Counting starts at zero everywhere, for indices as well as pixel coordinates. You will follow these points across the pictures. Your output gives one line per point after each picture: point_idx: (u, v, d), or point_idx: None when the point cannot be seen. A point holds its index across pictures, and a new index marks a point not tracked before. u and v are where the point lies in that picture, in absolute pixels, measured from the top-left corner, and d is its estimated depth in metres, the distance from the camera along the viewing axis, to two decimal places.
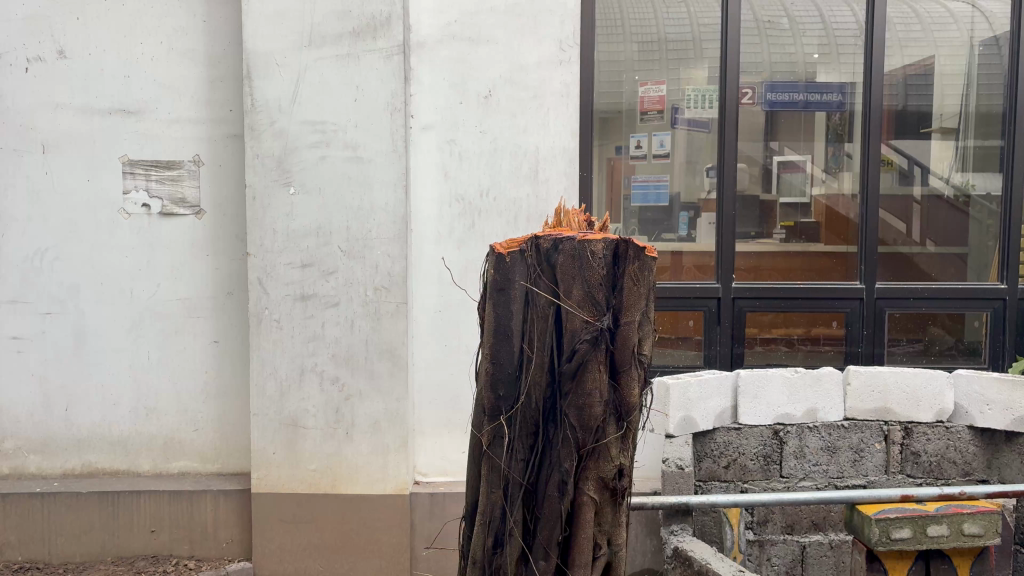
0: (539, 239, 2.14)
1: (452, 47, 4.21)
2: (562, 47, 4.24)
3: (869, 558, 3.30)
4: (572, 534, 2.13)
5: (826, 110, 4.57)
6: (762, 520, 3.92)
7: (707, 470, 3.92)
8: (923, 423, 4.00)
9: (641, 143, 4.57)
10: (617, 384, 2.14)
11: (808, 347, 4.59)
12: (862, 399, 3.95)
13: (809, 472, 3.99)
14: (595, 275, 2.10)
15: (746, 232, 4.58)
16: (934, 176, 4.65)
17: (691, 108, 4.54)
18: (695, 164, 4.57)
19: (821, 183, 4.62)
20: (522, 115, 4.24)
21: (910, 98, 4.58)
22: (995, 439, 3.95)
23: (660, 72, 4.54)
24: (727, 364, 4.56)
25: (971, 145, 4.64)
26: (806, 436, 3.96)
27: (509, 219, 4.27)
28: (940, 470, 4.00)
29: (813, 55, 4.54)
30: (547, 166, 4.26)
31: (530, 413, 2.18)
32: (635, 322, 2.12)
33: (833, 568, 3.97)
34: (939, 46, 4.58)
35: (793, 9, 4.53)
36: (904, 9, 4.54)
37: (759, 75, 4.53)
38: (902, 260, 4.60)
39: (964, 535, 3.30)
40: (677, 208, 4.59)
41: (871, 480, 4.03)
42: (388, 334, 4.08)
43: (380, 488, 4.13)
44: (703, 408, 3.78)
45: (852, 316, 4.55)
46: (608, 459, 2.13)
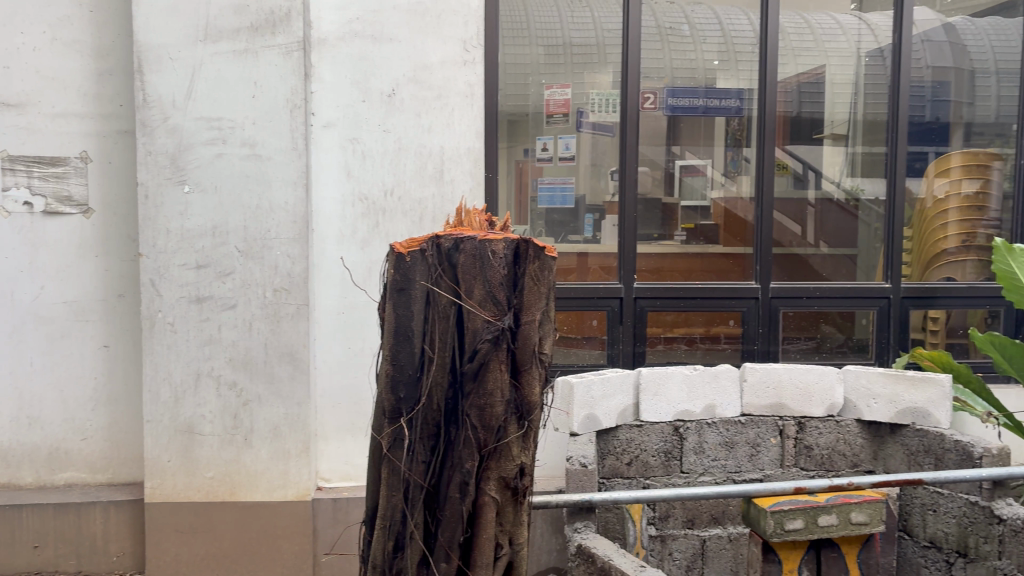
0: (440, 239, 2.14)
1: (354, 44, 4.15)
2: (466, 47, 4.24)
3: (765, 549, 3.42)
4: (474, 535, 2.13)
5: (725, 115, 4.70)
6: (664, 515, 4.01)
7: (611, 467, 3.96)
8: (815, 418, 4.16)
9: (547, 145, 4.60)
10: (519, 383, 2.15)
11: (707, 345, 4.72)
12: (758, 395, 4.10)
13: (708, 467, 4.11)
14: (496, 275, 2.10)
15: (650, 233, 4.68)
16: (826, 180, 4.83)
17: (595, 112, 4.60)
18: (601, 167, 4.62)
19: (720, 186, 4.74)
20: (426, 114, 4.21)
21: (804, 105, 4.77)
22: (881, 431, 4.10)
23: (565, 76, 4.58)
24: (629, 363, 4.64)
25: (860, 151, 4.83)
26: (705, 432, 4.07)
27: (414, 219, 4.23)
28: (831, 462, 4.17)
29: (712, 61, 4.66)
30: (452, 166, 4.25)
31: (431, 414, 2.15)
32: (535, 322, 2.13)
33: (732, 561, 4.08)
34: (830, 55, 4.77)
35: (693, 16, 4.66)
36: (797, 20, 4.72)
37: (661, 80, 4.63)
38: (796, 261, 4.78)
39: (852, 524, 3.44)
40: (582, 210, 4.64)
41: (768, 474, 4.17)
42: (289, 336, 3.99)
43: (281, 495, 4.03)
44: (605, 407, 3.83)
45: (748, 315, 4.70)
46: (510, 458, 2.13)
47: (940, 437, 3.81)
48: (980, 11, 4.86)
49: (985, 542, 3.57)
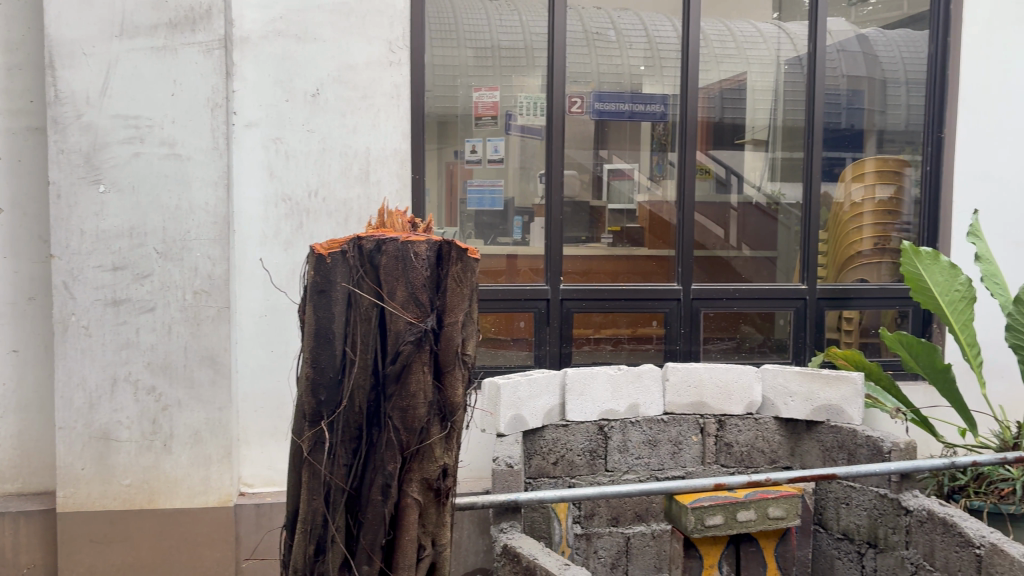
0: (361, 239, 2.12)
1: (278, 43, 4.10)
2: (392, 48, 4.22)
3: (686, 545, 3.49)
4: (396, 537, 2.13)
5: (650, 120, 4.79)
6: (589, 513, 4.06)
7: (537, 467, 4.00)
8: (735, 416, 4.27)
9: (476, 148, 4.60)
10: (442, 384, 2.16)
11: (632, 345, 4.81)
12: (679, 394, 4.19)
13: (632, 465, 4.18)
14: (419, 276, 2.10)
15: (578, 236, 4.73)
16: (748, 185, 4.96)
17: (523, 115, 4.63)
18: (529, 170, 4.66)
19: (646, 190, 4.82)
20: (351, 114, 4.18)
21: (726, 111, 4.90)
22: (798, 428, 4.23)
23: (493, 78, 4.59)
24: (556, 364, 4.69)
25: (780, 156, 4.97)
26: (629, 431, 4.14)
27: (339, 220, 4.20)
28: (750, 459, 4.29)
29: (638, 66, 4.75)
30: (378, 167, 4.23)
31: (353, 416, 2.14)
32: (458, 323, 2.14)
33: (655, 558, 4.17)
34: (751, 63, 4.91)
35: (619, 22, 4.74)
36: (720, 28, 4.84)
37: (587, 85, 4.69)
38: (717, 262, 4.90)
39: (769, 518, 3.53)
40: (511, 213, 4.68)
41: (690, 471, 4.26)
42: (210, 340, 3.91)
43: (202, 501, 3.95)
44: (532, 407, 3.87)
45: (671, 316, 4.80)
46: (432, 459, 2.14)
47: (852, 433, 3.95)
48: (892, 23, 5.03)
49: (894, 533, 3.71)
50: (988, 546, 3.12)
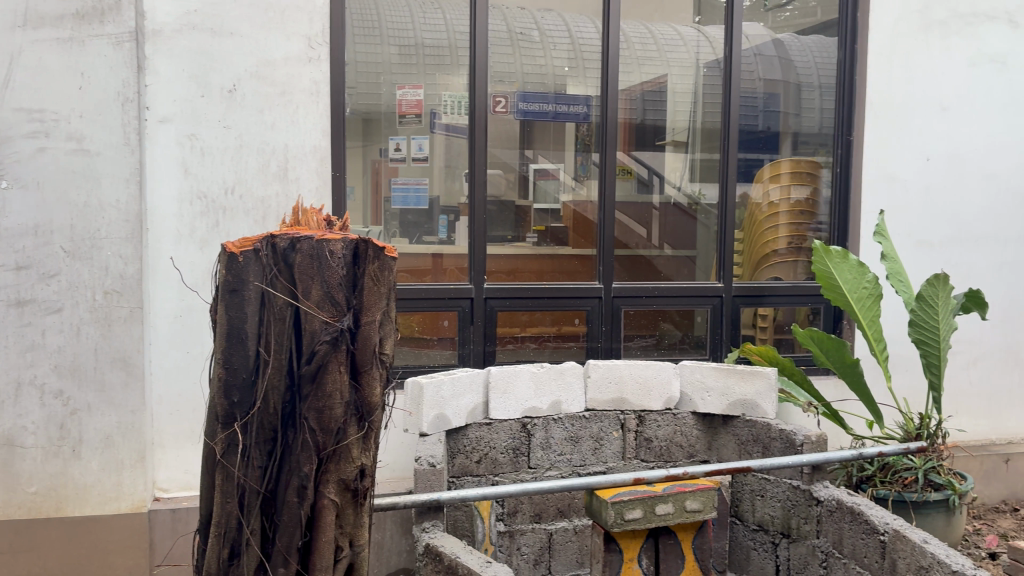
0: (274, 238, 2.09)
1: (192, 37, 3.99)
2: (311, 44, 4.17)
3: (606, 539, 3.56)
4: (313, 539, 2.10)
5: (574, 120, 4.84)
6: (512, 511, 4.08)
7: (460, 466, 4.00)
8: (654, 411, 4.34)
9: (400, 145, 4.57)
10: (359, 384, 2.14)
11: (555, 343, 4.86)
12: (600, 390, 4.25)
13: (554, 462, 4.21)
14: (334, 275, 2.07)
15: (503, 235, 4.75)
16: (669, 185, 5.05)
17: (447, 114, 4.61)
18: (455, 169, 4.64)
19: (570, 190, 4.87)
20: (269, 110, 4.12)
21: (648, 113, 4.98)
22: (714, 422, 4.33)
23: (418, 77, 4.57)
24: (479, 362, 4.70)
25: (698, 157, 5.08)
26: (551, 428, 4.18)
27: (256, 218, 4.13)
28: (669, 453, 4.37)
29: (562, 67, 4.79)
30: (297, 165, 4.18)
31: (267, 417, 2.10)
32: (375, 323, 2.12)
33: (577, 553, 4.22)
34: (671, 66, 5.00)
35: (543, 22, 4.77)
36: (642, 31, 4.91)
37: (512, 85, 4.71)
38: (639, 261, 4.97)
39: (686, 511, 3.60)
40: (436, 212, 4.65)
41: (610, 466, 4.32)
42: (121, 341, 3.80)
43: (114, 508, 3.84)
44: (455, 406, 3.87)
45: (593, 314, 4.86)
46: (349, 460, 2.12)
47: (766, 426, 4.07)
48: (805, 30, 5.19)
49: (806, 522, 3.84)
50: (892, 532, 3.26)
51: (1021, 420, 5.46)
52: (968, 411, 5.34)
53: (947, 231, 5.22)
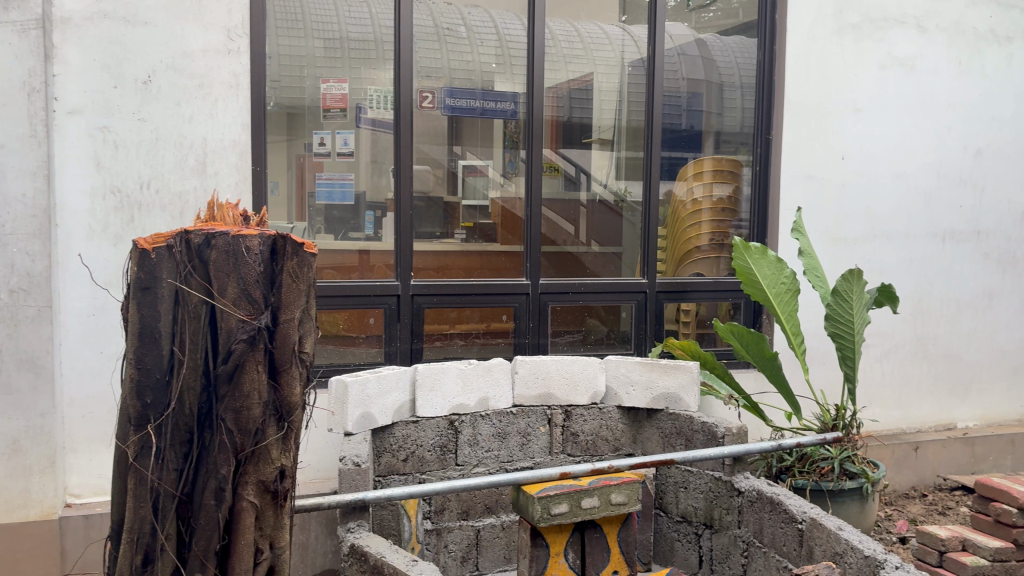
0: (188, 234, 2.02)
1: (104, 26, 3.85)
2: (230, 36, 4.09)
3: (533, 534, 3.57)
4: (231, 542, 2.05)
5: (501, 117, 4.84)
6: (439, 508, 4.08)
7: (387, 465, 3.97)
8: (581, 406, 4.38)
9: (324, 140, 4.48)
10: (278, 383, 2.09)
11: (482, 340, 4.85)
12: (527, 386, 4.26)
13: (482, 458, 4.21)
14: (251, 272, 2.02)
15: (432, 231, 4.72)
16: (596, 182, 5.09)
17: (373, 108, 4.55)
18: (381, 165, 4.58)
19: (499, 186, 4.86)
20: (187, 103, 4.03)
21: (574, 110, 5.01)
22: (639, 416, 4.40)
23: (343, 70, 4.48)
24: (406, 360, 4.67)
25: (624, 155, 5.12)
26: (479, 424, 4.17)
27: (173, 213, 4.04)
28: (595, 447, 4.42)
29: (489, 64, 4.78)
30: (216, 160, 4.11)
31: (183, 419, 2.03)
32: (294, 321, 2.08)
33: (505, 548, 4.23)
34: (597, 64, 5.02)
35: (469, 18, 4.75)
36: (568, 28, 4.94)
37: (439, 81, 4.68)
38: (566, 258, 5.01)
39: (611, 504, 3.64)
40: (363, 207, 4.58)
41: (538, 462, 4.34)
42: (28, 341, 3.66)
43: (22, 515, 3.68)
44: (381, 404, 3.83)
45: (520, 310, 4.87)
46: (269, 460, 2.08)
47: (689, 419, 4.16)
48: (728, 30, 5.27)
49: (727, 513, 3.92)
50: (809, 521, 3.35)
51: (929, 409, 5.69)
52: (880, 401, 5.54)
53: (860, 227, 5.41)
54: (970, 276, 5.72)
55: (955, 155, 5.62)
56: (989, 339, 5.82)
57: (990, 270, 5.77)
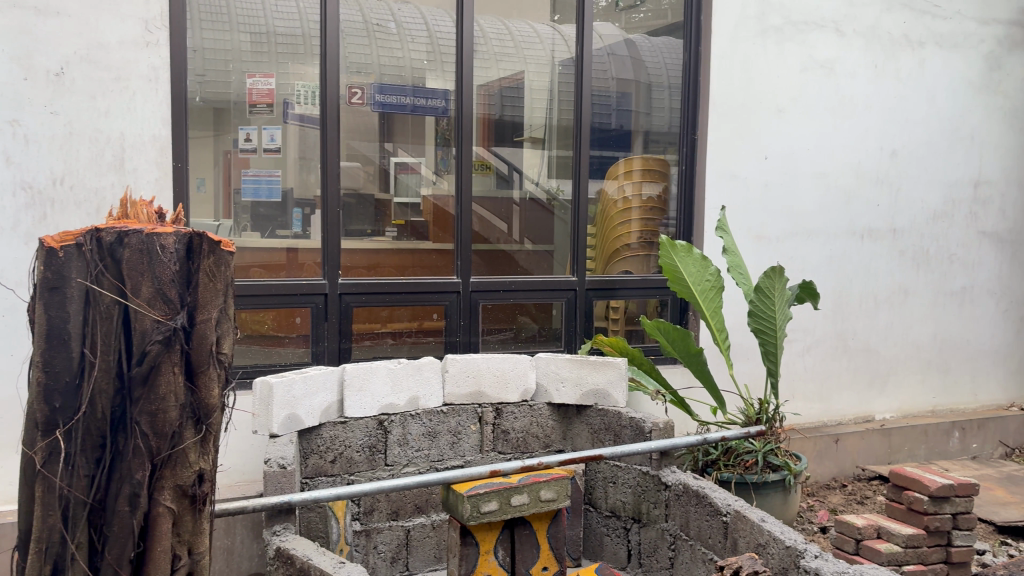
0: (99, 231, 1.95)
1: (13, 15, 3.74)
2: (148, 28, 4.00)
3: (463, 533, 3.56)
4: (147, 549, 2.00)
5: (433, 114, 4.80)
6: (368, 509, 4.05)
7: (314, 467, 3.92)
8: (511, 404, 4.39)
9: (251, 136, 4.38)
10: (196, 386, 2.04)
11: (412, 339, 4.82)
12: (458, 384, 4.24)
13: (412, 458, 4.18)
14: (165, 271, 1.96)
15: (362, 229, 4.67)
16: (528, 181, 5.09)
17: (300, 104, 4.46)
18: (309, 161, 4.50)
19: (431, 184, 4.83)
20: (102, 96, 3.94)
21: (506, 108, 4.99)
22: (568, 412, 4.46)
23: (269, 65, 4.38)
24: (334, 360, 4.61)
25: (555, 154, 5.13)
26: (408, 424, 4.15)
27: (89, 211, 3.95)
28: (525, 444, 4.44)
29: (420, 60, 4.73)
30: (134, 155, 4.02)
31: (95, 423, 1.96)
32: (212, 321, 2.03)
33: (435, 548, 4.21)
34: (528, 62, 5.02)
35: (399, 15, 4.69)
36: (499, 26, 4.93)
37: (368, 76, 4.62)
38: (499, 256, 5.01)
39: (541, 501, 3.66)
40: (290, 205, 4.50)
41: (468, 460, 4.33)
42: None
43: None
44: (308, 405, 3.78)
45: (451, 308, 4.85)
46: (186, 464, 2.02)
47: (617, 415, 4.23)
48: (657, 31, 5.29)
49: (655, 507, 3.99)
50: (733, 513, 3.42)
51: (849, 402, 5.87)
52: (803, 395, 5.69)
53: (783, 226, 5.55)
54: (886, 273, 5.92)
55: (872, 156, 5.80)
56: (905, 334, 6.04)
57: (906, 267, 5.99)
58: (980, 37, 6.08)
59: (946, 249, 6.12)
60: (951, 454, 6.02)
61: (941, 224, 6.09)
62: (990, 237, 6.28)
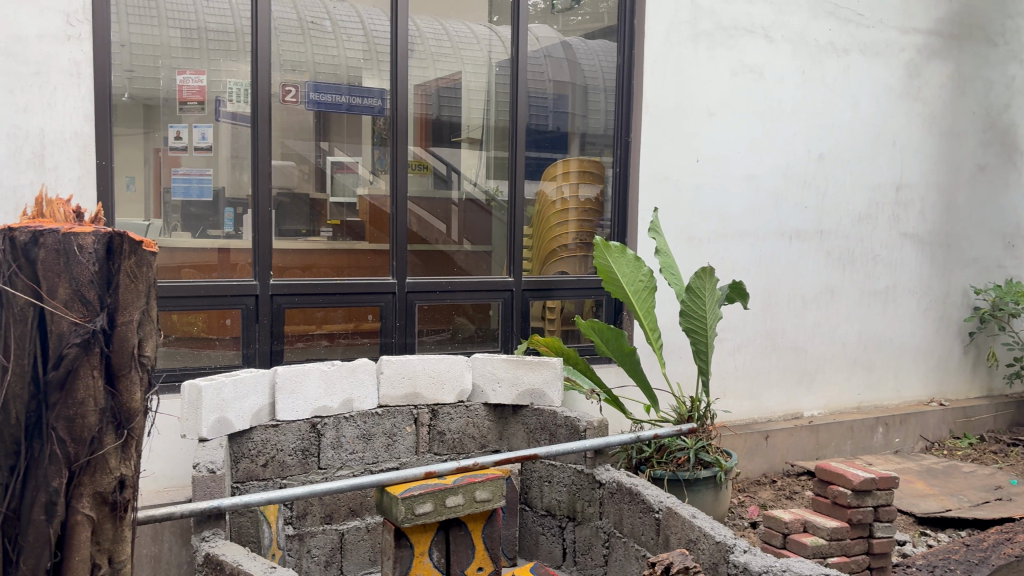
0: (13, 230, 1.87)
1: None
2: (70, 21, 3.89)
3: (397, 535, 3.55)
4: (64, 559, 1.94)
5: (369, 114, 4.75)
6: (301, 513, 3.98)
7: (245, 471, 3.86)
8: (447, 405, 4.38)
9: (180, 134, 4.29)
10: (116, 390, 1.98)
11: (346, 340, 4.77)
12: (393, 386, 4.21)
13: (346, 461, 4.14)
14: (84, 272, 1.90)
15: (296, 229, 4.61)
16: (467, 181, 5.08)
17: (232, 101, 4.38)
18: (241, 160, 4.43)
19: (367, 184, 4.78)
20: (21, 92, 3.82)
21: (443, 109, 4.97)
22: (505, 413, 4.47)
23: (200, 62, 4.29)
24: (266, 362, 4.53)
25: (493, 155, 5.13)
26: (342, 426, 4.11)
27: (6, 210, 3.83)
28: (461, 445, 4.43)
29: (356, 59, 4.68)
30: (55, 152, 3.91)
31: (7, 429, 1.89)
32: (133, 323, 1.98)
33: (370, 551, 4.18)
34: (465, 63, 5.01)
35: (335, 13, 4.64)
36: (436, 26, 4.90)
37: (302, 75, 4.55)
38: (437, 256, 4.99)
39: (476, 502, 3.65)
40: (222, 204, 4.41)
41: (403, 462, 4.31)
42: None
43: None
44: (238, 409, 3.72)
45: (386, 309, 4.82)
46: (107, 471, 1.96)
47: (553, 414, 4.27)
48: (594, 34, 5.33)
49: (589, 505, 4.02)
50: (665, 510, 3.48)
51: (778, 399, 6.01)
52: (734, 393, 5.81)
53: (715, 227, 5.66)
54: (814, 273, 6.08)
55: (800, 159, 5.95)
56: (831, 333, 6.21)
57: (832, 267, 6.16)
58: (901, 45, 6.29)
59: (870, 250, 6.32)
60: (875, 449, 6.21)
61: (866, 226, 6.28)
62: (912, 238, 6.51)
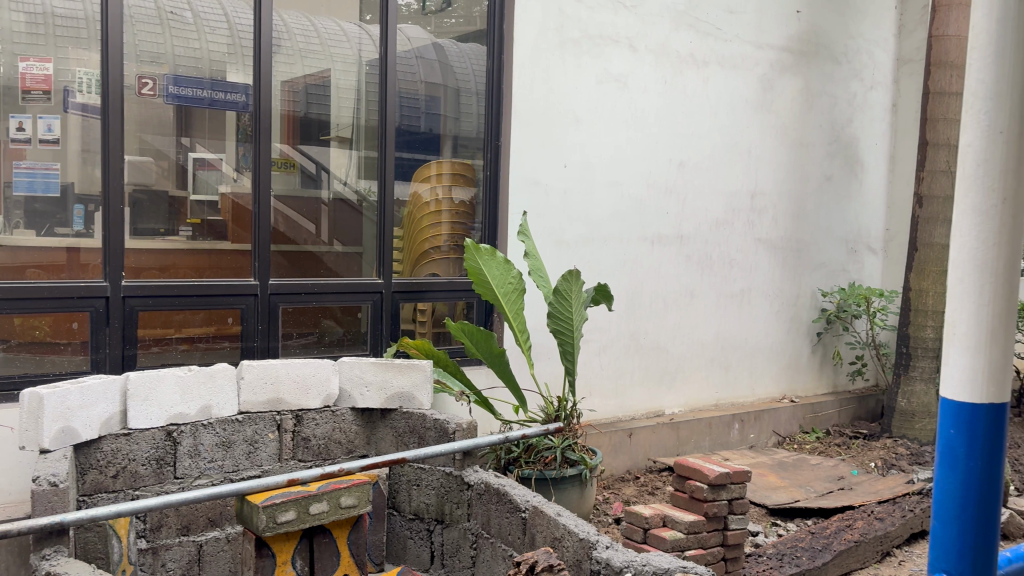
0: None
1: None
2: None
3: (258, 544, 3.45)
4: None
5: (233, 109, 4.57)
6: (155, 526, 3.82)
7: (93, 483, 3.68)
8: (312, 410, 4.28)
9: (23, 125, 4.00)
10: None
11: (205, 345, 4.57)
12: (254, 391, 4.07)
13: (204, 469, 3.98)
14: None
15: (153, 228, 4.39)
16: (337, 181, 4.96)
17: (82, 92, 4.13)
18: (92, 154, 4.18)
19: (231, 182, 4.61)
20: None
21: (311, 106, 4.82)
22: (372, 417, 4.41)
23: (46, 48, 4.04)
24: (117, 368, 4.29)
25: (363, 155, 5.04)
26: (200, 434, 3.94)
27: None
28: (327, 451, 4.33)
29: (218, 53, 4.50)
30: None
31: None
32: None
33: (231, 562, 4.02)
34: (335, 61, 4.88)
35: (196, 4, 4.45)
36: (304, 22, 4.78)
37: (160, 67, 4.34)
38: (304, 258, 4.87)
39: (341, 508, 3.59)
40: (70, 201, 4.15)
41: (266, 470, 4.16)
42: None
43: None
44: (85, 417, 3.51)
45: (248, 312, 4.66)
46: None
47: (421, 417, 4.25)
48: (466, 37, 5.32)
49: (457, 507, 4.03)
50: (531, 509, 3.52)
51: (642, 398, 6.20)
52: (600, 392, 5.94)
53: (582, 231, 5.79)
54: (675, 276, 6.32)
55: (662, 166, 6.17)
56: (691, 333, 6.47)
57: (692, 270, 6.42)
58: (755, 60, 6.62)
59: (726, 254, 6.62)
60: (732, 445, 6.50)
61: (723, 231, 6.57)
62: (765, 243, 6.86)
